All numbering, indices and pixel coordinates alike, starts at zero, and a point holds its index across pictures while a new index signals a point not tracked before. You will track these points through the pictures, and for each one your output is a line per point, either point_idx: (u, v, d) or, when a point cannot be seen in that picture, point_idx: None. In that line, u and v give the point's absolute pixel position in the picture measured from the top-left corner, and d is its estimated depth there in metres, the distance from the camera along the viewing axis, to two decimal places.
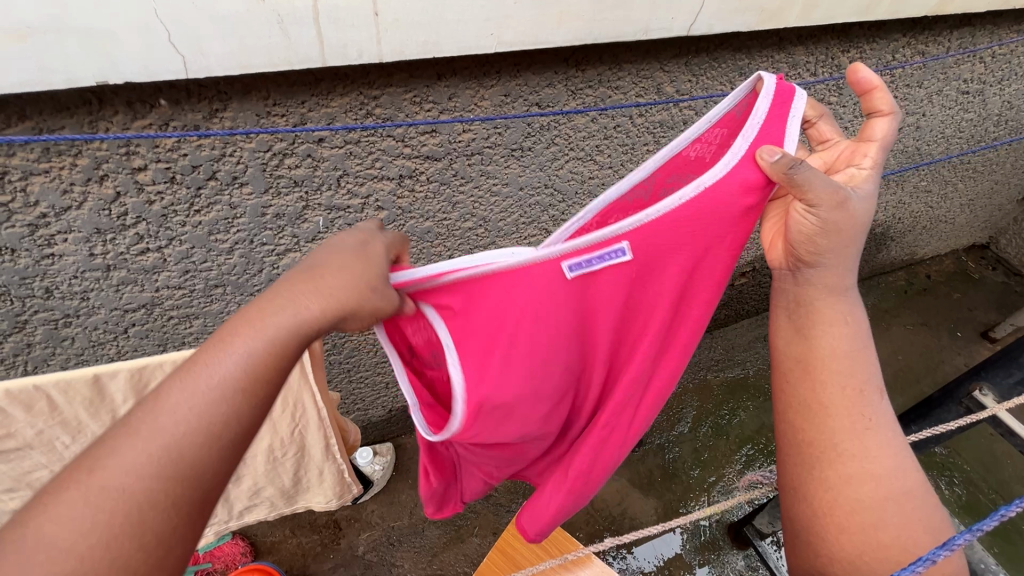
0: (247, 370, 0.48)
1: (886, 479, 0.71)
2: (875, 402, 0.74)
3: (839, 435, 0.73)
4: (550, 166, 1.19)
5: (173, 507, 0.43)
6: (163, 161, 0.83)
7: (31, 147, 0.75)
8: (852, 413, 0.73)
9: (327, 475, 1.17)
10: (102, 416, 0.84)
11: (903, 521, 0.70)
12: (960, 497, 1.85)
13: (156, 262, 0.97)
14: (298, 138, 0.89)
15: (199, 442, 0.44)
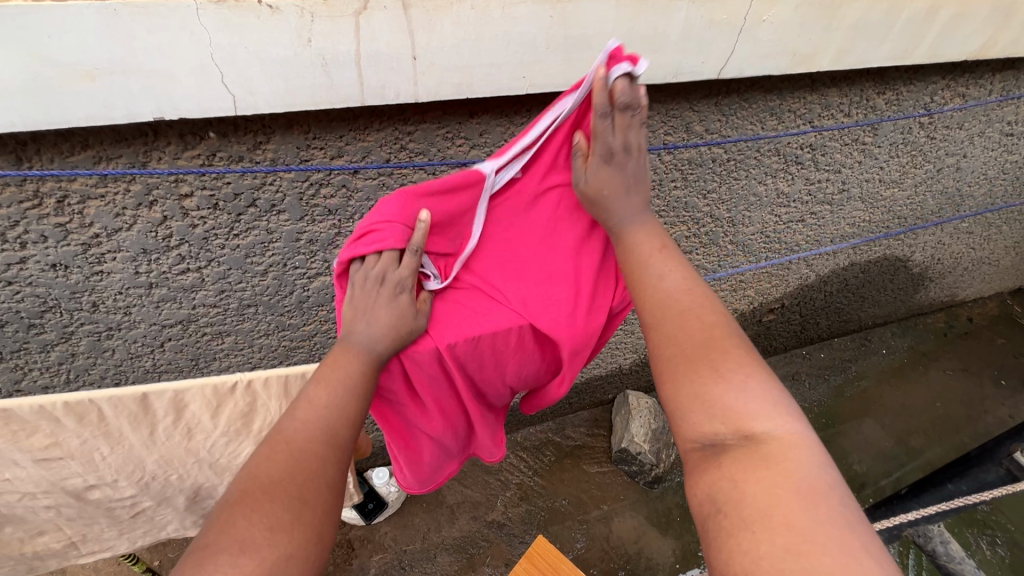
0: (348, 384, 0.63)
1: (714, 361, 0.58)
2: (680, 282, 0.66)
3: (659, 322, 0.63)
4: None
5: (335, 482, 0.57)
6: (208, 189, 0.88)
7: (91, 174, 0.80)
8: (667, 298, 0.65)
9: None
10: (141, 429, 0.99)
11: (743, 406, 0.54)
12: (1004, 560, 1.73)
13: (195, 281, 1.01)
14: (334, 170, 0.93)
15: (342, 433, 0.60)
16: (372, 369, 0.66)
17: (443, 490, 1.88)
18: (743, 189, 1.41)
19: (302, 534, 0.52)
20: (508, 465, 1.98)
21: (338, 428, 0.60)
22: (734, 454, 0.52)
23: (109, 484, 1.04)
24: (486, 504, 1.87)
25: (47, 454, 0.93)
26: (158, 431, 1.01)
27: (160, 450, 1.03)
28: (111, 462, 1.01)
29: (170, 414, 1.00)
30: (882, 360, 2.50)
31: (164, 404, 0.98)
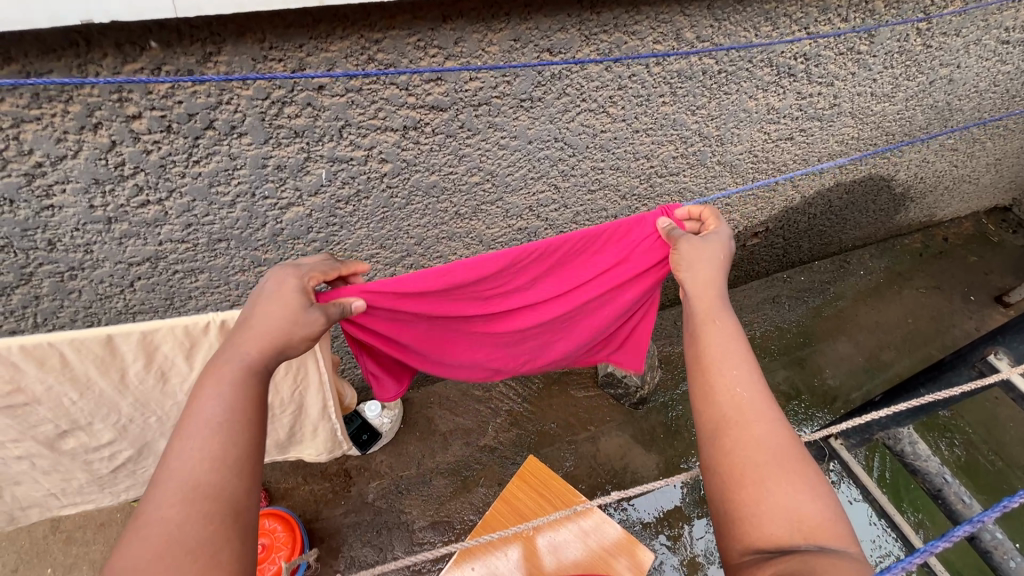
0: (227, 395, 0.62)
1: (785, 466, 0.61)
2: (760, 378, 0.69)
3: (729, 412, 0.66)
4: (560, 118, 1.14)
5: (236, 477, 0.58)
6: (157, 109, 0.79)
7: (20, 92, 0.72)
8: (742, 386, 0.68)
9: (321, 428, 1.11)
10: (111, 374, 0.83)
11: (801, 509, 0.57)
12: (959, 459, 1.87)
13: (158, 215, 0.95)
14: (297, 86, 0.85)
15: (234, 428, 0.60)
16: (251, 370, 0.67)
17: (436, 419, 1.94)
18: (733, 104, 1.35)
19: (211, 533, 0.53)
20: (498, 394, 2.03)
21: (228, 443, 0.59)
22: (804, 554, 0.53)
23: (84, 430, 0.90)
24: (477, 431, 1.94)
25: (9, 400, 0.79)
26: (130, 375, 0.85)
27: (135, 395, 0.88)
28: (84, 407, 0.86)
29: (140, 356, 0.83)
30: (860, 279, 2.59)
31: (134, 347, 0.81)
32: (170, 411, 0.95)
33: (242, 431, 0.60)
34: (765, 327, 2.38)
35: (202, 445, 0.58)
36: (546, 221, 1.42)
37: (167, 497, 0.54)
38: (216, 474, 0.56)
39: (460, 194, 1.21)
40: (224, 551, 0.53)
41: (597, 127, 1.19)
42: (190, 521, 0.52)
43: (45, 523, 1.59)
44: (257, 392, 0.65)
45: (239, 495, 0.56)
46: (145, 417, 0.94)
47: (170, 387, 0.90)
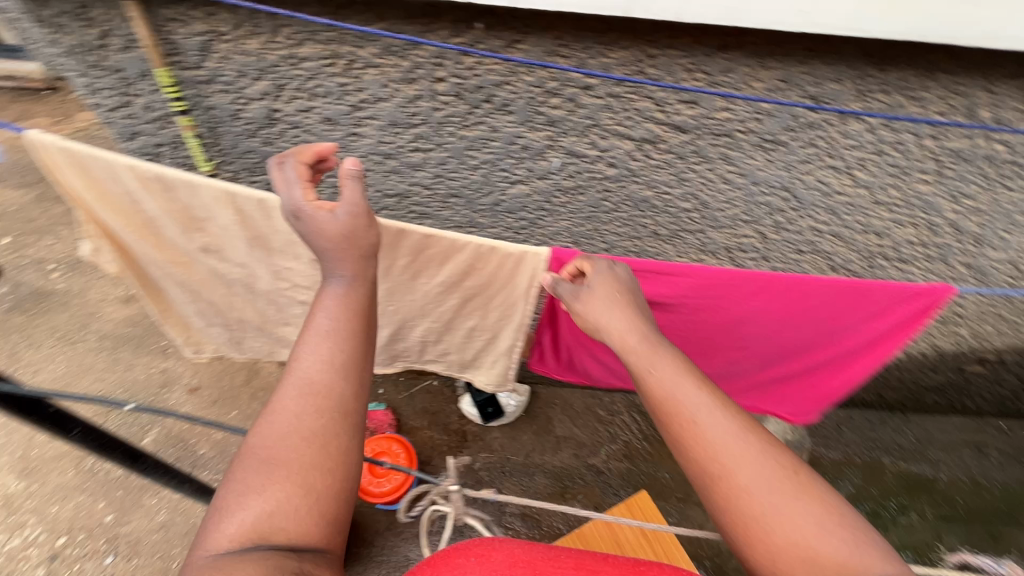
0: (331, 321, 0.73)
1: (804, 550, 0.58)
2: (732, 415, 0.66)
3: (718, 468, 0.63)
4: (797, 168, 1.10)
5: (331, 395, 0.68)
6: (458, 77, 0.96)
7: (377, 44, 0.93)
8: (721, 436, 0.64)
9: (497, 359, 1.19)
10: (387, 258, 0.98)
11: (841, 552, 0.58)
12: None
13: (420, 161, 1.15)
14: (569, 81, 0.96)
15: (330, 345, 0.71)
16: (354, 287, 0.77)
17: (554, 421, 1.99)
18: (1012, 203, 1.16)
19: (316, 440, 0.65)
20: (620, 421, 2.01)
21: (316, 376, 0.69)
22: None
23: None
24: (590, 448, 1.94)
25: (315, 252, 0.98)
26: (398, 264, 0.98)
27: (391, 280, 1.02)
28: None
29: (410, 252, 0.95)
30: None
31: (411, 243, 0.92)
32: (408, 303, 1.08)
33: (348, 341, 0.72)
34: (956, 473, 1.97)
35: (326, 360, 0.70)
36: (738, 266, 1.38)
37: (299, 389, 0.68)
38: (325, 385, 0.68)
39: (665, 215, 1.24)
40: (335, 439, 0.66)
41: (834, 186, 1.12)
42: (308, 412, 0.66)
43: (244, 375, 2.00)
44: (360, 301, 0.76)
45: (349, 398, 0.69)
46: (387, 302, 1.10)
47: (416, 283, 1.02)
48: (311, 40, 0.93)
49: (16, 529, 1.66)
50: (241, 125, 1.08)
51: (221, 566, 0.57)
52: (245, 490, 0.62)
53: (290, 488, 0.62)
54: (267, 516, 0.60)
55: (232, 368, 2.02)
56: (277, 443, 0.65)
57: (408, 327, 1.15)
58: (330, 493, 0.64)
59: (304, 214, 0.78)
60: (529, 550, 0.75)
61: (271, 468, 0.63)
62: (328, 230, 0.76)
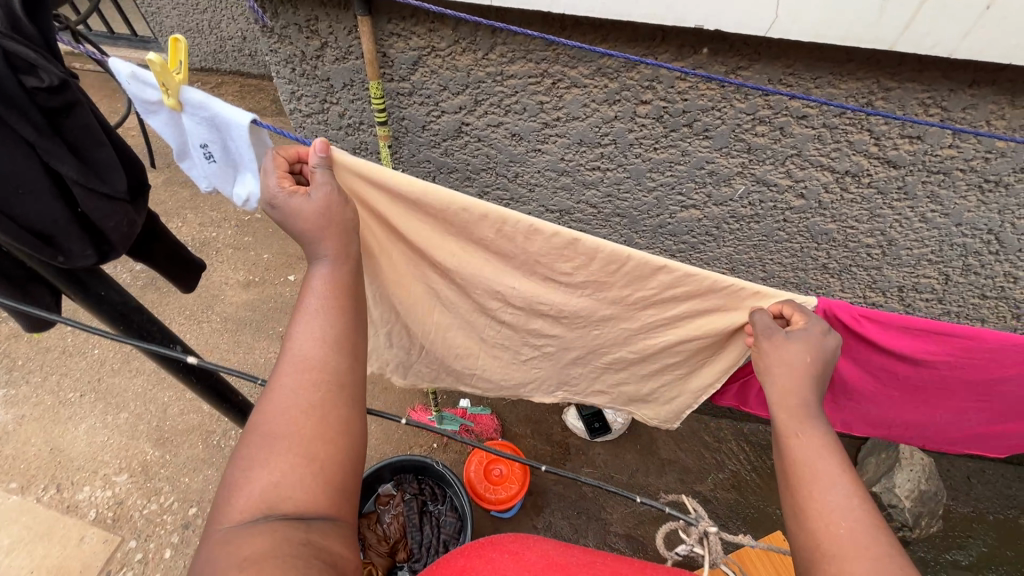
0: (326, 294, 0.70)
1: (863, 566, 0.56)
2: (864, 501, 0.62)
3: (836, 548, 0.59)
4: (1013, 211, 1.01)
5: (334, 379, 0.65)
6: (665, 100, 0.94)
7: (590, 65, 0.92)
8: (841, 515, 0.61)
9: (682, 396, 1.13)
10: (627, 288, 0.90)
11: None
12: None
13: (595, 180, 1.13)
14: (784, 110, 0.92)
15: (337, 323, 0.68)
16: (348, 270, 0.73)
17: (659, 442, 1.95)
18: None
19: (319, 421, 0.62)
20: (728, 450, 1.94)
21: (321, 360, 0.65)
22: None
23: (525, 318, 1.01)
24: (697, 474, 1.88)
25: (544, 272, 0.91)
26: (634, 296, 0.91)
27: (615, 309, 0.95)
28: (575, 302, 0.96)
29: (659, 287, 0.87)
30: None
31: (667, 279, 0.85)
32: (617, 331, 1.01)
33: (339, 316, 0.69)
34: None
35: (323, 336, 0.67)
36: (906, 307, 1.29)
37: (310, 366, 0.65)
38: (326, 357, 0.66)
39: (842, 250, 1.18)
40: (331, 408, 0.63)
41: None
42: (310, 392, 0.63)
43: None
44: (346, 277, 0.72)
45: (344, 372, 0.66)
46: (589, 328, 1.02)
47: (641, 314, 0.95)
48: (523, 58, 0.93)
49: (153, 495, 1.77)
50: (426, 137, 1.11)
51: (227, 533, 0.55)
52: (252, 452, 0.60)
53: (293, 459, 0.59)
54: (264, 481, 0.58)
55: None
56: (283, 416, 0.61)
57: (600, 355, 1.09)
58: (332, 473, 0.60)
59: (291, 201, 0.72)
60: (564, 553, 0.73)
61: (273, 441, 0.60)
62: (312, 216, 0.71)
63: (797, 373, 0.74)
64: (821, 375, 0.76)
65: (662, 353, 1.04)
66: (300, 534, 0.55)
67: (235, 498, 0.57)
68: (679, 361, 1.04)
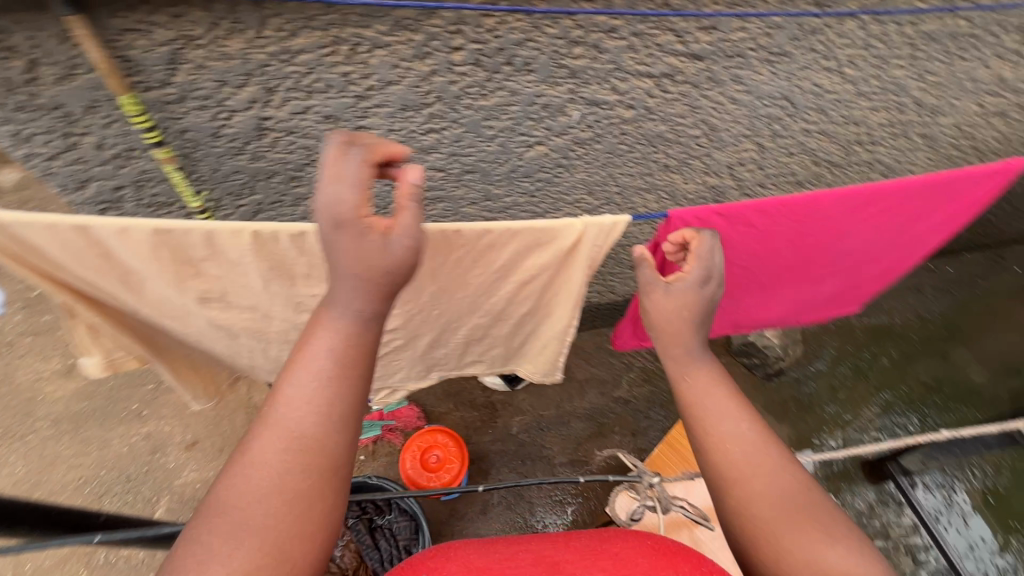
0: (321, 370, 0.62)
1: (763, 478, 0.67)
2: (753, 426, 0.72)
3: (735, 470, 0.69)
4: (797, 75, 1.14)
5: (310, 456, 0.59)
6: (478, 42, 0.87)
7: (385, 21, 0.81)
8: (738, 442, 0.71)
9: (549, 346, 1.09)
10: (439, 256, 0.81)
11: (773, 487, 0.67)
12: None
13: (433, 143, 1.05)
14: (593, 27, 0.90)
15: (323, 402, 0.61)
16: (350, 340, 0.64)
17: (572, 367, 2.04)
18: (963, 74, 1.29)
19: (284, 500, 0.57)
20: (631, 351, 2.10)
21: (303, 431, 0.60)
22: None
23: (382, 309, 0.92)
24: (612, 382, 2.02)
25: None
26: (449, 260, 0.82)
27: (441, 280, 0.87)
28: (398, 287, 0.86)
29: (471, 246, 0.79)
30: (1017, 276, 2.42)
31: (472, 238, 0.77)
32: (456, 303, 0.94)
33: (336, 389, 0.62)
34: (906, 315, 2.29)
35: (301, 404, 0.60)
36: (737, 181, 1.44)
37: (286, 441, 0.59)
38: (313, 432, 0.60)
39: (677, 146, 1.25)
40: (322, 494, 0.59)
41: (827, 87, 1.18)
42: (291, 470, 0.58)
43: (243, 415, 1.83)
44: (359, 347, 0.65)
45: (339, 453, 0.61)
46: (429, 307, 0.95)
47: (470, 278, 0.88)
48: (306, 28, 0.79)
49: None
50: (223, 144, 0.93)
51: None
52: (219, 534, 0.55)
53: (274, 544, 0.55)
54: (225, 572, 0.53)
55: (228, 411, 1.85)
56: (250, 499, 0.56)
57: (454, 330, 1.03)
58: (312, 560, 0.57)
59: (335, 239, 0.62)
60: (484, 554, 0.70)
61: (238, 531, 0.55)
62: (380, 271, 0.63)
63: (679, 327, 0.80)
64: (700, 321, 0.82)
65: (510, 310, 1.00)
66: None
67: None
68: (529, 311, 1.01)
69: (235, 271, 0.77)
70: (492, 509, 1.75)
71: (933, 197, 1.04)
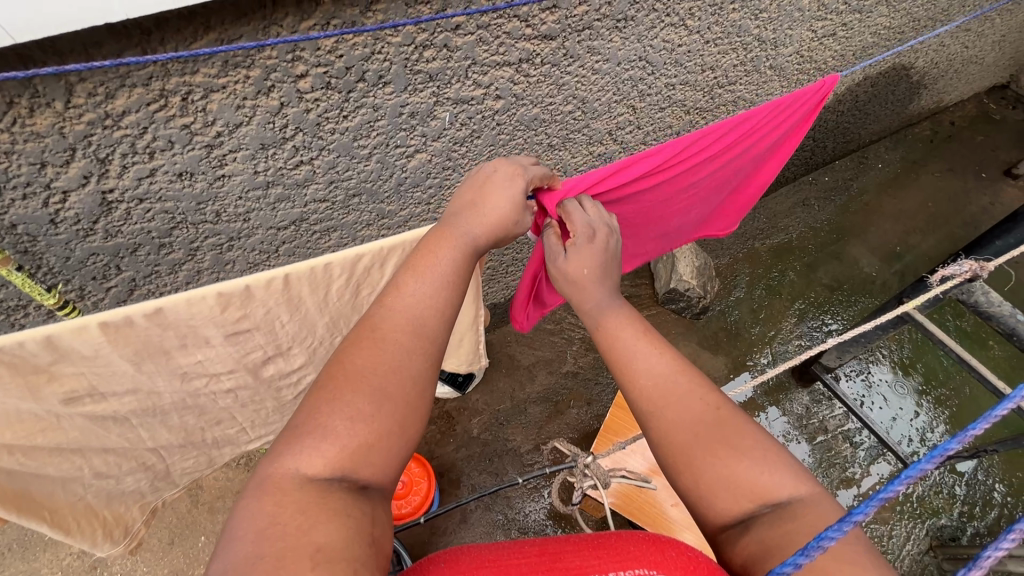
0: (443, 278, 0.73)
1: (679, 412, 0.77)
2: (667, 359, 0.83)
3: (654, 413, 0.79)
4: (647, 36, 1.19)
5: (422, 353, 0.67)
6: (322, 65, 0.83)
7: (212, 62, 0.75)
8: (654, 376, 0.81)
9: (467, 340, 1.30)
10: (319, 293, 0.87)
11: (692, 413, 0.77)
12: (966, 329, 2.16)
13: (307, 175, 1.00)
14: (437, 27, 0.89)
15: (431, 314, 0.70)
16: (465, 253, 0.78)
17: (517, 355, 2.06)
18: (790, 5, 1.40)
19: (390, 388, 0.63)
20: (568, 325, 2.15)
21: (424, 321, 0.69)
22: (772, 517, 0.67)
23: (283, 356, 0.95)
24: (558, 359, 2.06)
25: (237, 327, 0.82)
26: (332, 292, 0.89)
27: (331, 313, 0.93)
28: (292, 330, 0.90)
29: (346, 273, 0.86)
30: (880, 172, 2.71)
31: (343, 268, 0.85)
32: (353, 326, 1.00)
33: (452, 291, 0.73)
34: (800, 229, 2.50)
35: (417, 299, 0.70)
36: (621, 144, 1.49)
37: (404, 326, 0.68)
38: (428, 321, 0.69)
39: (555, 125, 1.27)
40: (419, 375, 0.66)
41: (677, 41, 1.25)
42: (411, 354, 0.66)
43: (186, 499, 1.70)
44: (469, 262, 0.78)
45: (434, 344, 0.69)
46: (327, 339, 1.00)
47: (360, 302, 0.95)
48: (124, 87, 0.72)
49: None
50: (67, 230, 0.83)
51: (297, 452, 0.58)
52: (338, 396, 0.62)
53: (382, 419, 0.61)
54: (344, 424, 0.60)
55: (168, 500, 1.70)
56: (375, 370, 0.64)
57: None
58: (401, 442, 0.63)
59: (501, 178, 0.87)
60: (496, 548, 0.66)
61: (350, 389, 0.62)
62: (495, 202, 0.83)
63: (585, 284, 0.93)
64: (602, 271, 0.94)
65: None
66: (361, 510, 0.56)
67: (323, 434, 0.59)
68: None
69: (95, 367, 0.75)
70: (471, 516, 1.75)
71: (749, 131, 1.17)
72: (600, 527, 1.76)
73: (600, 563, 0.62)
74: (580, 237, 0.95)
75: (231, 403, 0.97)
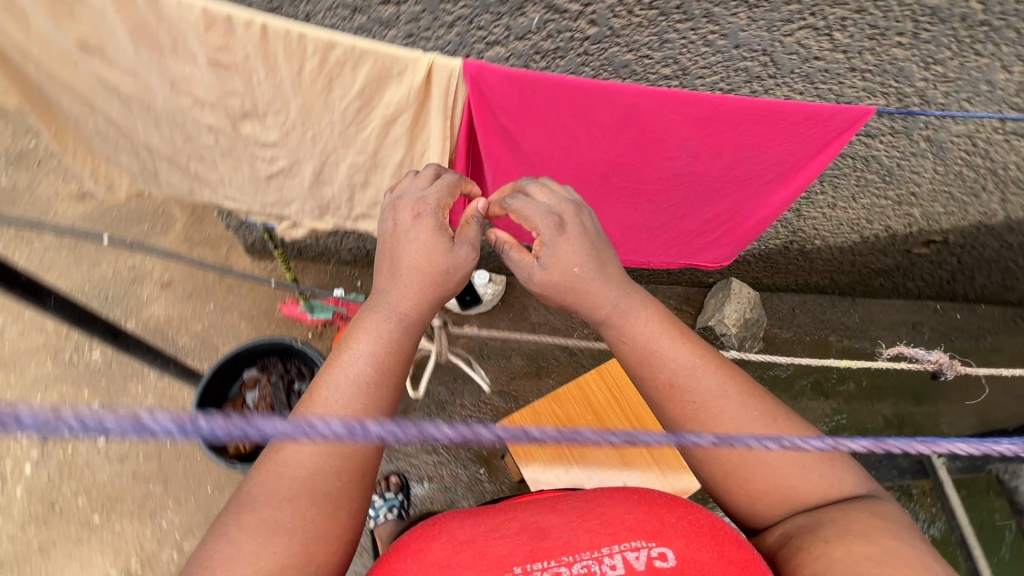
0: (355, 393, 0.70)
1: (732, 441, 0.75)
2: (712, 375, 0.79)
3: (701, 441, 0.77)
4: (779, 28, 1.09)
5: (338, 476, 0.66)
6: None
7: None
8: (688, 374, 0.80)
9: None
10: (294, 63, 0.85)
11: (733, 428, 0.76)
12: None
13: (392, 16, 1.08)
14: None
15: (356, 427, 0.68)
16: (386, 352, 0.74)
17: (531, 309, 2.06)
18: (974, 72, 1.19)
19: (296, 515, 0.63)
20: None
21: (342, 437, 0.67)
22: (821, 509, 0.71)
23: (258, 120, 0.98)
24: (565, 332, 2.04)
25: (217, 54, 0.85)
26: (306, 71, 0.86)
27: (305, 95, 0.91)
28: (265, 93, 0.91)
29: (320, 54, 0.83)
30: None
31: (318, 44, 0.81)
32: (328, 129, 0.98)
33: (370, 395, 0.70)
34: (890, 347, 2.19)
35: (331, 409, 0.68)
36: None
37: (318, 448, 0.66)
38: (347, 433, 0.68)
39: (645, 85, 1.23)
40: (327, 493, 0.65)
41: (812, 51, 1.12)
42: (325, 471, 0.65)
43: (217, 271, 1.99)
44: (392, 363, 0.74)
45: (355, 451, 0.67)
46: (303, 130, 0.99)
47: (331, 98, 0.91)
48: None
49: None
50: None
51: (229, 557, 0.59)
52: (284, 467, 0.65)
53: (327, 482, 0.65)
54: (243, 564, 0.58)
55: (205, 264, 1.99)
56: (279, 500, 0.63)
57: (336, 166, 1.07)
58: (315, 573, 0.62)
59: (411, 228, 0.83)
60: (477, 522, 0.67)
61: (258, 520, 0.61)
62: (412, 259, 0.81)
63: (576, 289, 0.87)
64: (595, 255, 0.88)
65: (383, 155, 1.03)
66: None
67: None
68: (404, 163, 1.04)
69: (96, 22, 0.82)
70: (411, 412, 1.84)
71: (763, 129, 0.94)
72: (513, 489, 1.77)
73: (585, 541, 0.62)
74: (545, 233, 0.88)
75: (212, 143, 1.03)
